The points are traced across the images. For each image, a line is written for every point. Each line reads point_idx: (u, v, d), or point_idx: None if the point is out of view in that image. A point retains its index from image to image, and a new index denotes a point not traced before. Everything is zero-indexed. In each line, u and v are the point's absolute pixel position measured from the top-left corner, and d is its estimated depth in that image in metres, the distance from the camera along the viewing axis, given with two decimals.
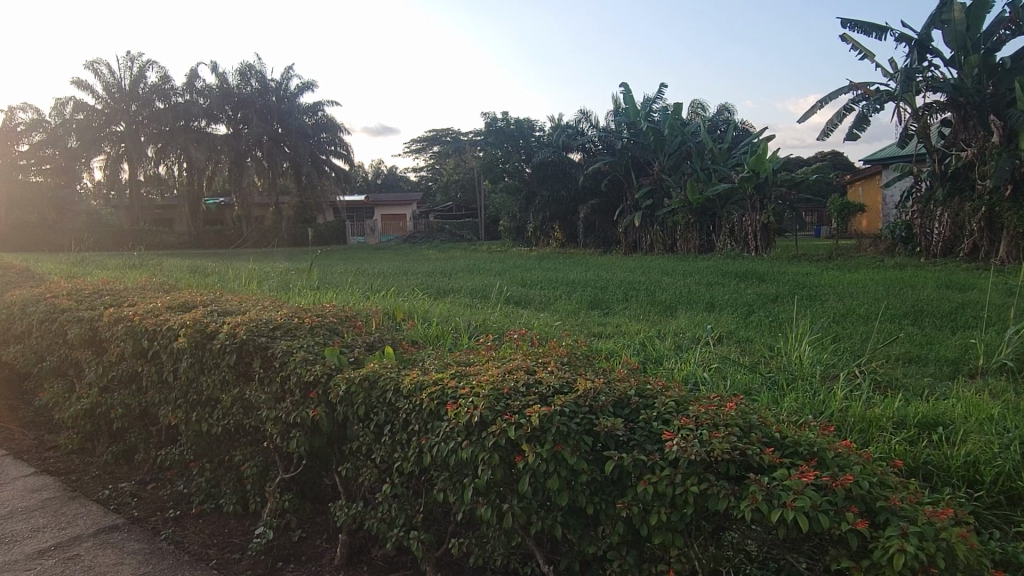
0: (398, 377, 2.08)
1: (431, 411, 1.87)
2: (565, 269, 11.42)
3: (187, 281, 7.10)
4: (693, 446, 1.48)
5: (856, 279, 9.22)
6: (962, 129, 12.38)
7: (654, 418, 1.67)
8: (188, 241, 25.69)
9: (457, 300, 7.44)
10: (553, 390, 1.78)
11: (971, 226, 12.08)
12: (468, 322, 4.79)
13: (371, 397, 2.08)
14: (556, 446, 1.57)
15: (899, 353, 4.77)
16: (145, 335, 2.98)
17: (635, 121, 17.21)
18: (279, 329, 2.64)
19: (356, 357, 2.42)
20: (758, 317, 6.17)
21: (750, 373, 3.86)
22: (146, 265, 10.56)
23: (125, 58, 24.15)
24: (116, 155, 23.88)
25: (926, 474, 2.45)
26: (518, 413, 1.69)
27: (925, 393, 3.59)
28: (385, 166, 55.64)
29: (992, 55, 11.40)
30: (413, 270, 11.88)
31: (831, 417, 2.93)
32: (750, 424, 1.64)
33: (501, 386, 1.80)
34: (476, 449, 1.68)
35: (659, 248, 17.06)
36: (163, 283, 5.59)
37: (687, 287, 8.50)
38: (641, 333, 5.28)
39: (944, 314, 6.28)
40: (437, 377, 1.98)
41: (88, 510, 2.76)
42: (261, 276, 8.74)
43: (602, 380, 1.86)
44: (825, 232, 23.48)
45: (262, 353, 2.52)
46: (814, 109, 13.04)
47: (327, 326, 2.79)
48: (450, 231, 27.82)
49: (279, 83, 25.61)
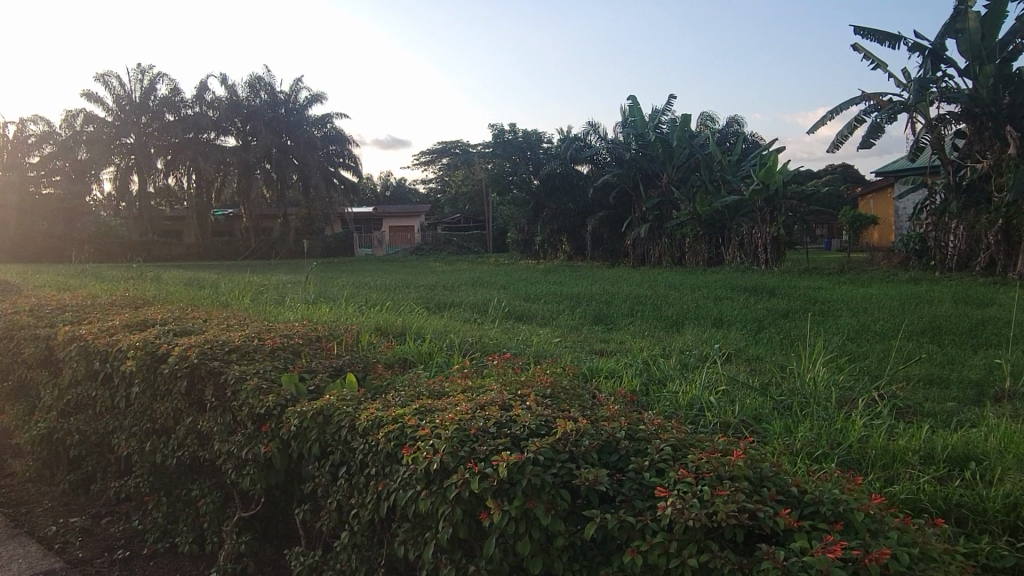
0: (355, 412, 1.82)
1: (389, 453, 1.61)
2: (570, 283, 11.15)
3: (179, 294, 6.85)
4: (693, 506, 1.22)
5: (868, 294, 8.96)
6: (979, 141, 12.06)
7: (648, 466, 1.39)
8: (197, 252, 25.46)
9: (457, 314, 7.19)
10: (528, 431, 1.51)
11: (987, 239, 11.74)
12: (463, 338, 4.54)
13: (326, 434, 1.82)
14: (527, 502, 1.31)
15: (920, 373, 4.48)
16: (97, 356, 2.75)
17: (644, 132, 16.86)
18: (235, 352, 2.39)
19: (316, 386, 2.16)
20: (769, 333, 5.89)
21: (759, 396, 3.59)
22: (146, 275, 10.40)
23: (135, 70, 24.18)
24: (125, 166, 23.84)
25: (958, 518, 2.18)
26: (485, 459, 1.43)
27: (951, 421, 3.31)
28: (394, 178, 55.46)
29: (1008, 64, 11.05)
30: (416, 283, 11.61)
31: (850, 451, 2.68)
32: (765, 475, 1.37)
33: (467, 425, 1.54)
34: (437, 501, 1.41)
35: (667, 261, 16.84)
36: (144, 296, 5.34)
37: (695, 300, 8.25)
38: (646, 350, 5.01)
39: (964, 331, 6.00)
40: (398, 412, 1.72)
41: (26, 551, 2.52)
42: (259, 288, 8.50)
43: (587, 418, 1.59)
44: (837, 244, 23.11)
45: (215, 379, 2.27)
46: (825, 120, 12.76)
47: (291, 348, 2.54)
48: (457, 243, 27.67)
49: (288, 95, 25.46)
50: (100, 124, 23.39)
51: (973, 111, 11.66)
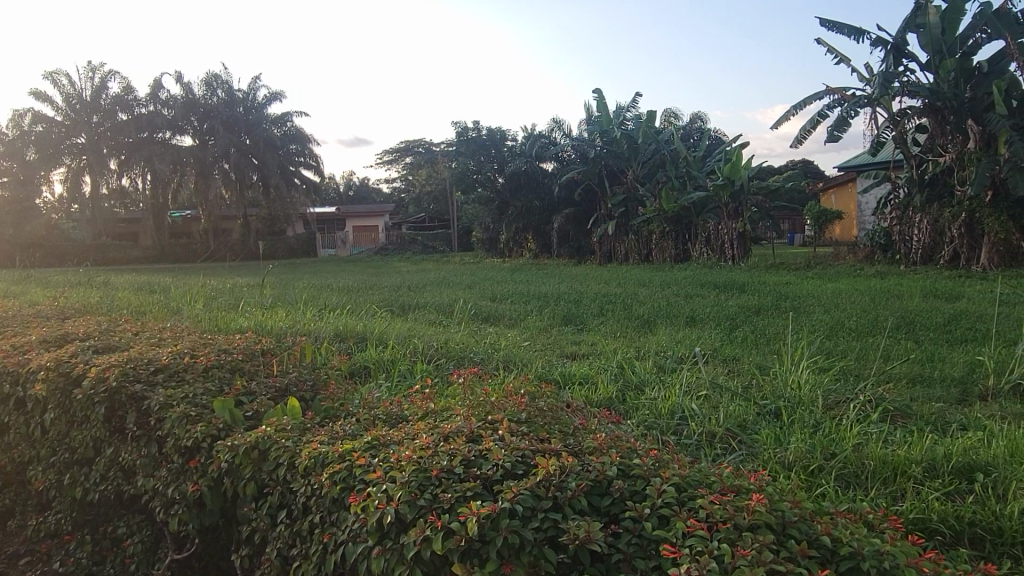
0: (295, 446, 1.54)
1: (336, 499, 1.34)
2: (537, 282, 10.88)
3: (124, 301, 6.43)
4: (713, 571, 0.97)
5: (838, 289, 8.88)
6: (939, 135, 12.16)
7: (649, 514, 1.14)
8: (153, 255, 24.67)
9: (421, 316, 6.89)
10: (502, 472, 1.26)
11: (951, 233, 11.82)
12: (429, 342, 4.26)
13: (263, 473, 1.54)
14: (503, 568, 1.06)
15: (903, 371, 4.36)
16: (7, 379, 2.43)
17: (609, 129, 16.70)
18: (163, 373, 2.09)
19: (255, 412, 1.87)
20: (744, 332, 5.72)
21: (743, 401, 3.41)
22: (93, 281, 9.88)
23: (85, 68, 23.26)
24: (77, 167, 22.98)
25: (975, 539, 2.03)
26: (449, 512, 1.17)
27: (943, 427, 3.17)
28: (354, 177, 54.49)
29: (968, 58, 11.13)
30: (379, 284, 11.23)
31: (847, 462, 2.51)
32: (789, 523, 1.13)
33: (426, 466, 1.28)
34: (392, 561, 1.15)
35: (634, 258, 16.74)
36: (81, 305, 4.94)
37: (665, 298, 8.08)
38: (619, 352, 4.80)
39: (938, 326, 5.91)
40: (344, 448, 1.44)
41: None
42: (213, 293, 8.07)
43: (571, 454, 1.33)
44: (800, 239, 23.30)
45: (138, 406, 1.97)
46: (789, 116, 12.72)
47: (229, 366, 2.25)
48: (422, 242, 27.29)
49: (246, 93, 24.72)
50: (50, 125, 22.48)
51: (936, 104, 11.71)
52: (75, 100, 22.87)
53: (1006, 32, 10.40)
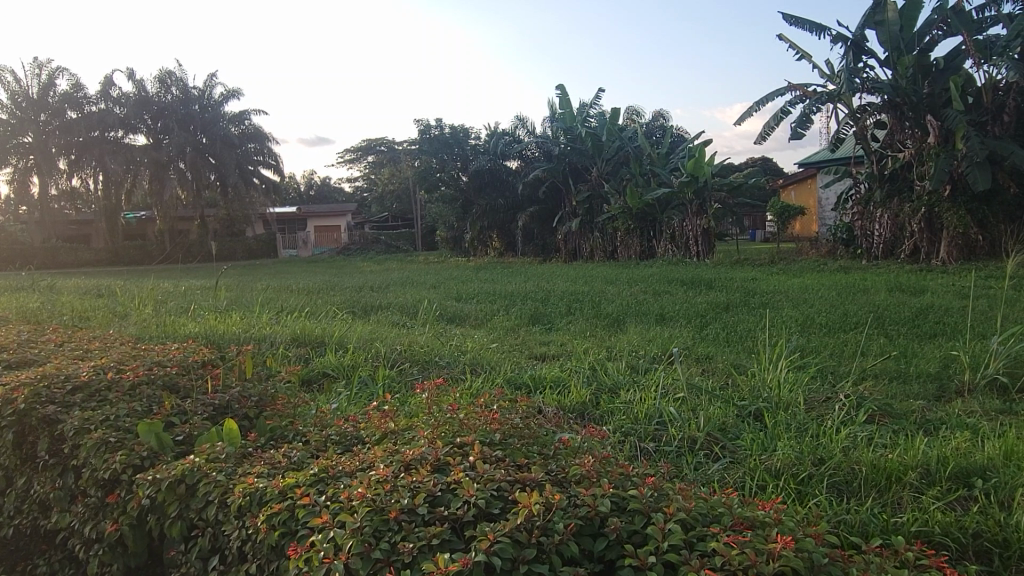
0: (226, 480, 1.32)
1: (274, 546, 1.13)
2: (502, 281, 10.64)
3: (64, 308, 6.05)
4: None
5: (804, 284, 8.87)
6: (898, 130, 12.26)
7: (653, 562, 1.01)
8: (107, 258, 23.88)
9: (384, 318, 6.63)
10: (478, 514, 1.10)
11: (911, 228, 11.91)
12: (391, 347, 4.00)
13: (190, 511, 1.31)
14: None
15: (879, 367, 4.26)
16: None
17: (573, 126, 16.51)
18: (82, 392, 1.83)
19: (186, 436, 1.64)
20: (715, 330, 5.59)
21: (722, 403, 3.24)
22: (36, 285, 9.41)
23: (31, 65, 22.31)
24: (24, 167, 22.14)
25: (981, 552, 1.90)
26: (412, 566, 1.00)
27: (927, 428, 3.05)
28: (314, 177, 53.45)
29: (925, 55, 11.23)
30: (341, 284, 10.91)
31: (837, 468, 2.37)
32: (814, 567, 1.01)
33: (382, 505, 1.10)
34: None
35: (599, 256, 16.68)
36: (13, 313, 4.59)
37: (633, 296, 7.92)
38: (591, 353, 4.62)
39: (907, 320, 5.87)
40: (281, 483, 1.23)
41: None
42: (163, 296, 7.71)
43: (555, 494, 1.17)
44: (762, 236, 23.54)
45: (51, 430, 1.71)
46: (752, 112, 12.70)
47: (162, 381, 2.01)
48: (386, 242, 26.93)
49: (202, 91, 23.88)
50: None
51: (895, 101, 11.80)
52: (20, 98, 21.84)
53: (963, 29, 10.47)
